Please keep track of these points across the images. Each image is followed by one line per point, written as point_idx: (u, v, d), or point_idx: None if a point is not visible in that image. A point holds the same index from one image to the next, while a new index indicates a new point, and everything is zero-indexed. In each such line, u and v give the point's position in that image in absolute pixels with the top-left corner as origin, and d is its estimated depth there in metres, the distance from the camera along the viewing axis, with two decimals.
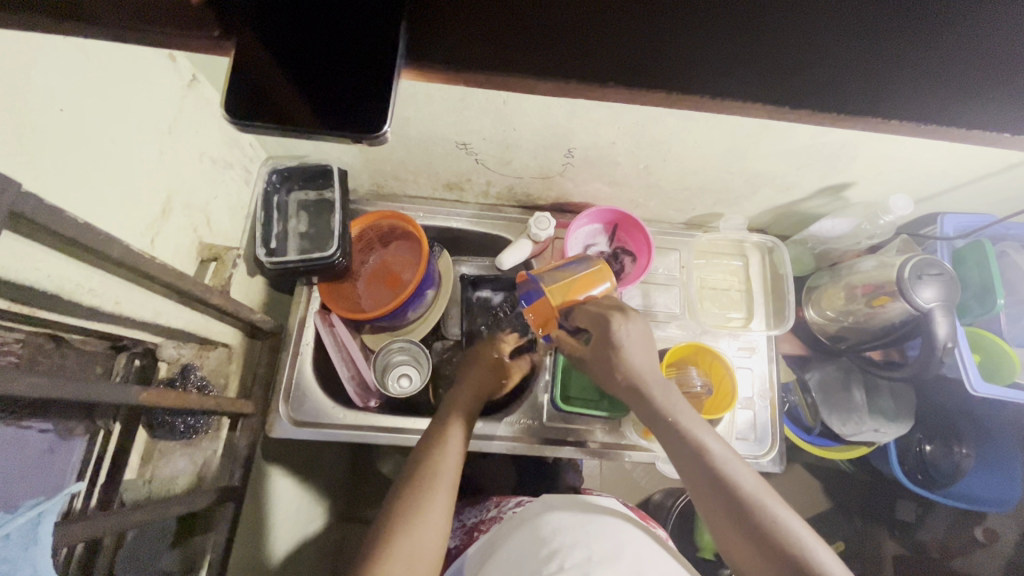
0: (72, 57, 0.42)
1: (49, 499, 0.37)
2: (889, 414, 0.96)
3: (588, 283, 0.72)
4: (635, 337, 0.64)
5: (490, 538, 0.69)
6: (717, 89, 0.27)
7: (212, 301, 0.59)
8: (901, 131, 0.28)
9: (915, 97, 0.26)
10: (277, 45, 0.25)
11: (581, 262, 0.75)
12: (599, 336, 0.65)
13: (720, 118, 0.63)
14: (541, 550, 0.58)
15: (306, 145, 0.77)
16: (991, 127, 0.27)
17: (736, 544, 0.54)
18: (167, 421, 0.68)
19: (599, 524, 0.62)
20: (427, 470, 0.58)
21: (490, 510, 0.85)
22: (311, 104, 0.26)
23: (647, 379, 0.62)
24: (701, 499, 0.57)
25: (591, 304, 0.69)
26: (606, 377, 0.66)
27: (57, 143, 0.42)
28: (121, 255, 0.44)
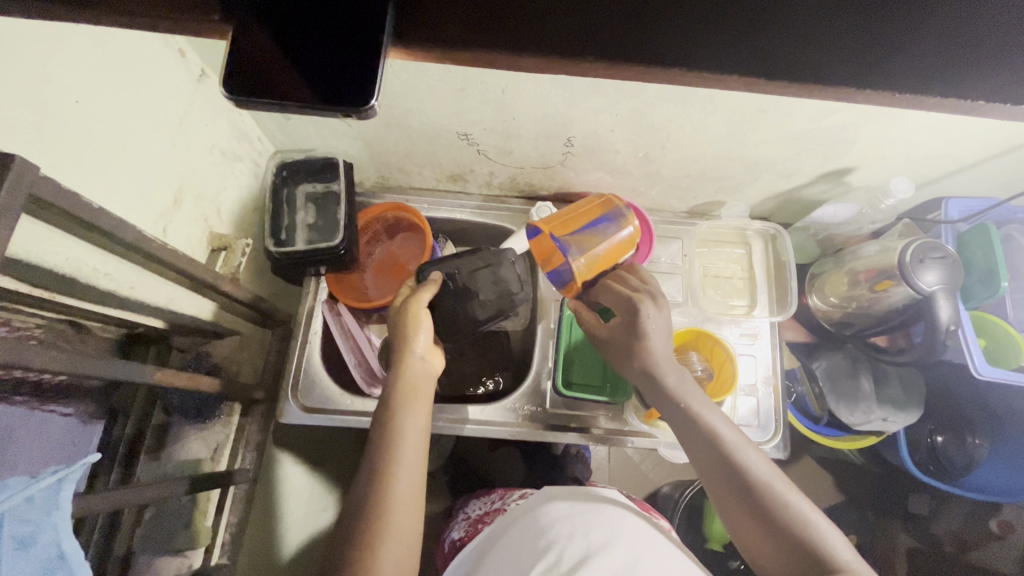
0: (87, 51, 0.44)
1: (69, 466, 0.39)
2: (897, 402, 0.96)
3: (615, 249, 0.76)
4: (658, 326, 0.65)
5: (492, 530, 0.71)
6: (697, 62, 0.28)
7: (222, 288, 0.62)
8: (874, 100, 0.29)
9: (877, 66, 0.27)
10: (275, 25, 0.27)
11: (610, 219, 0.77)
12: (628, 321, 0.66)
13: (717, 102, 0.63)
14: (539, 540, 0.60)
15: (313, 138, 0.79)
16: (957, 92, 0.27)
17: (743, 523, 0.55)
18: (182, 403, 0.71)
19: (597, 513, 0.63)
20: (409, 447, 0.60)
21: (496, 501, 0.86)
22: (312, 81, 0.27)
23: (662, 366, 0.63)
24: (709, 479, 0.58)
25: (615, 282, 0.73)
26: (620, 359, 0.67)
27: (72, 133, 0.44)
28: (134, 238, 0.47)
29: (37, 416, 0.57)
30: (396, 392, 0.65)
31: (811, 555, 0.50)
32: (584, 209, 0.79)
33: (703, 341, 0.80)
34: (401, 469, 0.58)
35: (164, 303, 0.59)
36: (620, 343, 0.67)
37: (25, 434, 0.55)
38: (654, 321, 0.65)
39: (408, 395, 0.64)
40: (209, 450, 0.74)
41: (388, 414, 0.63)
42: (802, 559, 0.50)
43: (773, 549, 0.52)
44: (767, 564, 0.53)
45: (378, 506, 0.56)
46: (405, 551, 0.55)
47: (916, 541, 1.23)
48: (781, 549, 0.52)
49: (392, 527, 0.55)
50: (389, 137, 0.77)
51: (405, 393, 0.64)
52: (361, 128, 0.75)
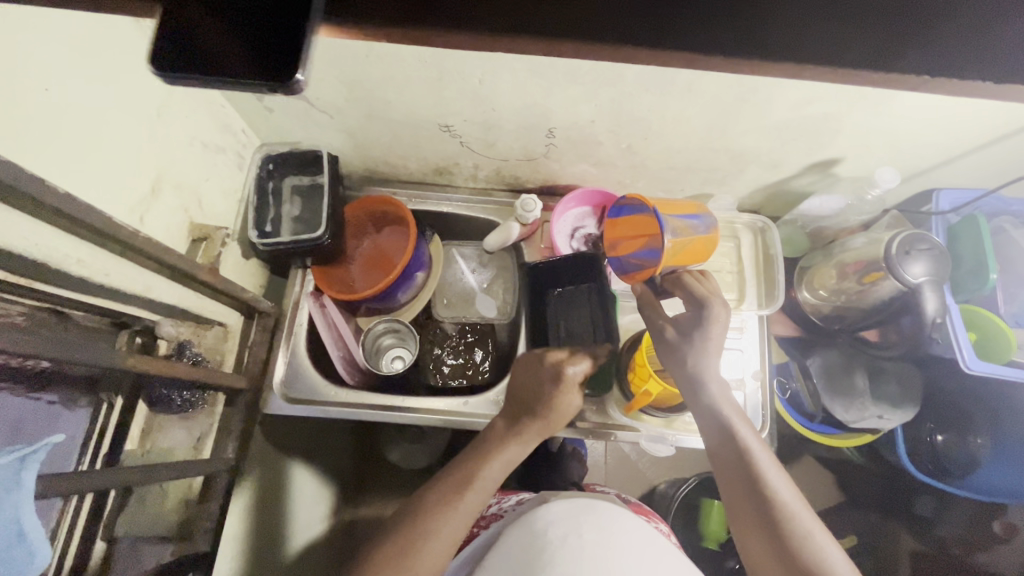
0: (58, 38, 0.45)
1: (32, 446, 0.40)
2: (893, 400, 0.94)
3: (698, 249, 0.76)
4: (718, 335, 0.63)
5: (488, 536, 0.70)
6: (637, 36, 0.27)
7: (200, 276, 0.63)
8: (805, 75, 0.29)
9: (795, 38, 0.27)
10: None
11: (702, 220, 0.78)
12: (689, 323, 0.65)
13: (694, 91, 0.63)
14: (534, 541, 0.60)
15: (297, 131, 0.79)
16: (883, 65, 0.27)
17: (754, 537, 0.56)
18: (163, 395, 0.72)
19: (599, 513, 0.63)
20: (486, 478, 0.63)
21: (491, 504, 0.85)
22: (243, 55, 0.26)
23: (709, 377, 0.62)
24: (727, 488, 0.59)
25: (689, 279, 0.68)
26: (671, 365, 0.65)
27: (42, 120, 0.45)
28: (103, 223, 0.47)
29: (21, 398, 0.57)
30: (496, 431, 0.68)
31: None
32: (680, 204, 0.79)
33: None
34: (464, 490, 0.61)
35: (142, 291, 0.60)
36: (681, 347, 0.64)
37: (17, 419, 0.57)
38: (721, 326, 0.63)
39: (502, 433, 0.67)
40: (192, 439, 0.75)
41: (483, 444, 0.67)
42: None
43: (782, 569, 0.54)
44: None
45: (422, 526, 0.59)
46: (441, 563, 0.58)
47: (918, 542, 1.21)
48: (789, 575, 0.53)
49: (432, 543, 0.58)
50: (372, 130, 0.78)
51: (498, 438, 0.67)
52: (344, 120, 0.76)
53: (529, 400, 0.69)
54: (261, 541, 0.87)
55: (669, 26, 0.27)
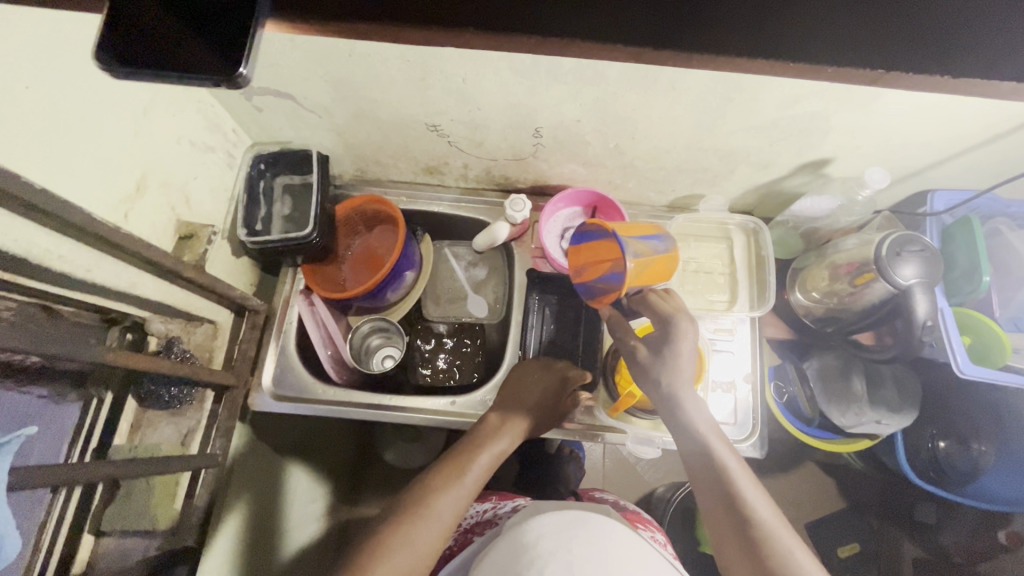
0: (39, 38, 0.46)
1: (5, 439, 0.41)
2: (891, 404, 0.93)
3: (662, 267, 0.73)
4: (689, 349, 0.65)
5: (480, 546, 0.69)
6: (589, 30, 0.27)
7: (186, 274, 0.63)
8: (755, 68, 0.28)
9: (740, 33, 0.26)
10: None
11: (660, 240, 0.75)
12: (659, 339, 0.67)
13: (677, 90, 0.63)
14: (523, 555, 0.59)
15: (287, 131, 0.80)
16: (832, 58, 0.26)
17: (733, 557, 0.54)
18: (153, 391, 0.73)
19: (590, 526, 0.62)
20: (479, 468, 0.64)
21: (486, 510, 0.84)
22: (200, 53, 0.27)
23: (682, 392, 0.63)
24: (708, 507, 0.58)
25: (655, 299, 0.70)
26: (646, 386, 0.66)
27: (23, 117, 0.46)
28: (82, 221, 0.48)
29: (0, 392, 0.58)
30: (475, 436, 0.69)
31: None
32: (638, 225, 0.77)
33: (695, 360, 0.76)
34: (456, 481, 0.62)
35: (127, 288, 0.61)
36: (653, 367, 0.66)
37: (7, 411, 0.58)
38: (689, 341, 0.65)
39: (483, 438, 0.68)
40: (180, 435, 0.75)
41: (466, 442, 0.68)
42: None
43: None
44: None
45: (390, 533, 0.57)
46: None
47: (922, 552, 1.18)
48: None
49: (402, 546, 0.55)
50: (361, 129, 0.78)
51: (479, 440, 0.68)
52: (333, 120, 0.76)
53: (518, 398, 0.74)
54: (252, 538, 0.87)
55: (618, 19, 0.26)
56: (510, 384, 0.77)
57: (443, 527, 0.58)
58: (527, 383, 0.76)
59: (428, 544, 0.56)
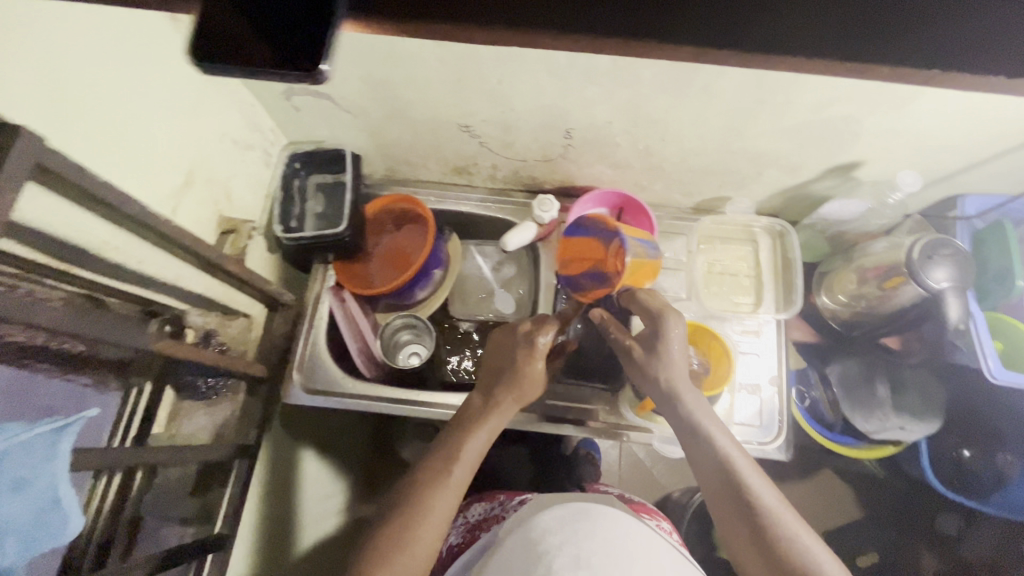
0: (103, 38, 0.48)
1: (70, 417, 0.41)
2: (915, 410, 0.93)
3: (648, 271, 0.79)
4: (679, 339, 0.65)
5: (490, 540, 0.70)
6: (651, 28, 0.28)
7: (228, 268, 0.65)
8: (804, 69, 0.29)
9: (791, 34, 0.28)
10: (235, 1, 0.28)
11: (650, 245, 0.81)
12: (649, 332, 0.67)
13: (711, 92, 0.64)
14: (532, 550, 0.59)
15: (322, 130, 0.82)
16: (883, 57, 0.27)
17: (739, 547, 0.55)
18: (190, 381, 0.76)
19: (594, 518, 0.62)
20: (470, 454, 0.64)
21: (496, 506, 0.85)
22: (264, 53, 0.27)
23: (679, 386, 0.63)
24: (712, 498, 0.58)
25: (640, 297, 0.71)
26: (642, 381, 0.67)
27: (87, 114, 0.48)
28: (141, 215, 0.50)
29: (33, 379, 0.57)
30: (461, 421, 0.68)
31: None
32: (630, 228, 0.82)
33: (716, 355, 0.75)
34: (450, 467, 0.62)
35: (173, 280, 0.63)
36: (648, 364, 0.66)
37: (48, 399, 0.59)
38: (679, 334, 0.65)
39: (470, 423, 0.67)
40: (214, 425, 0.78)
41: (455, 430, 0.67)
42: None
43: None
44: None
45: (396, 531, 0.57)
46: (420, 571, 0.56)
47: None
48: None
49: (409, 547, 0.56)
50: (394, 130, 0.80)
51: (465, 425, 0.67)
52: (367, 120, 0.78)
53: (502, 372, 0.71)
54: (273, 530, 0.89)
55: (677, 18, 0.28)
56: (491, 356, 0.74)
57: (441, 522, 0.59)
58: (506, 350, 0.72)
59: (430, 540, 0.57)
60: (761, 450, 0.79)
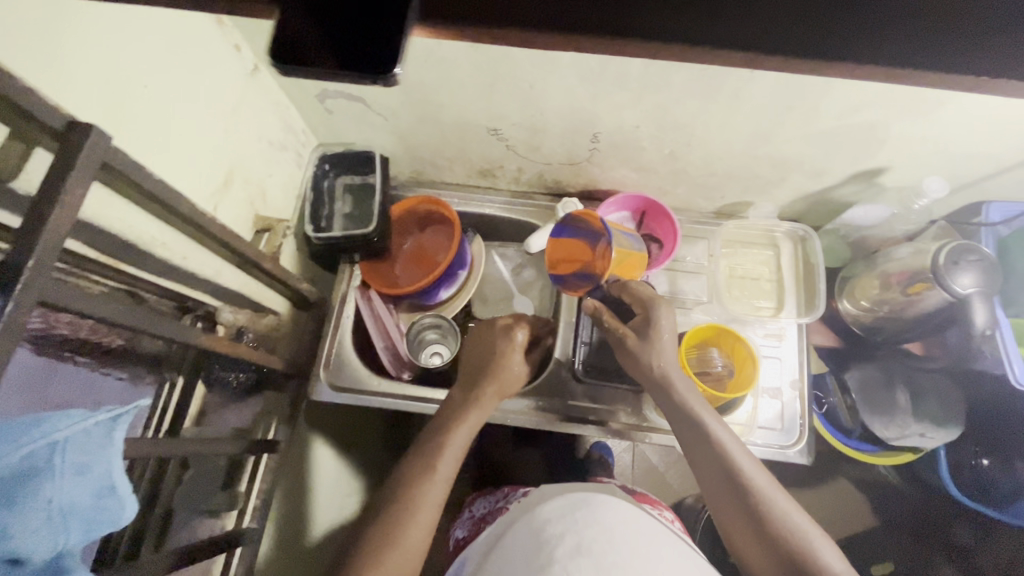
0: (157, 39, 0.50)
1: (122, 407, 0.42)
2: (936, 418, 0.92)
3: (634, 263, 0.80)
4: (669, 329, 0.68)
5: (494, 531, 0.71)
6: None
7: (264, 265, 0.67)
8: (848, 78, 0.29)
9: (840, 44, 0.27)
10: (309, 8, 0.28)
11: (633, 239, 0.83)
12: (640, 323, 0.70)
13: (740, 97, 0.65)
14: (535, 540, 0.60)
15: (351, 132, 0.84)
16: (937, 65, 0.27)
17: (736, 528, 0.58)
18: (221, 376, 0.78)
19: (592, 506, 0.64)
20: (456, 443, 0.65)
21: (500, 499, 0.86)
22: (341, 60, 0.29)
23: (673, 376, 0.66)
24: (707, 484, 0.61)
25: (629, 285, 0.74)
26: (635, 371, 0.69)
27: (142, 113, 0.50)
28: (190, 212, 0.52)
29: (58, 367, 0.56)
30: (445, 412, 0.70)
31: (801, 564, 0.53)
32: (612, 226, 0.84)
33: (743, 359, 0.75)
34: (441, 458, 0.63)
35: (212, 276, 0.65)
36: (642, 353, 0.68)
37: (86, 390, 0.60)
38: (670, 324, 0.68)
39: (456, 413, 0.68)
40: (246, 420, 0.81)
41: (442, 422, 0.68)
42: (791, 565, 0.53)
43: (771, 564, 0.55)
44: (761, 568, 0.56)
45: (393, 516, 0.58)
46: (416, 552, 0.57)
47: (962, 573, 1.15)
48: (773, 557, 0.55)
49: (406, 531, 0.57)
50: (422, 132, 0.82)
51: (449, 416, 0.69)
52: (397, 122, 0.80)
53: (485, 368, 0.73)
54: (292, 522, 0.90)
55: None
56: (472, 350, 0.77)
57: (433, 510, 0.60)
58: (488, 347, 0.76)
59: (425, 526, 0.59)
60: (782, 453, 0.79)
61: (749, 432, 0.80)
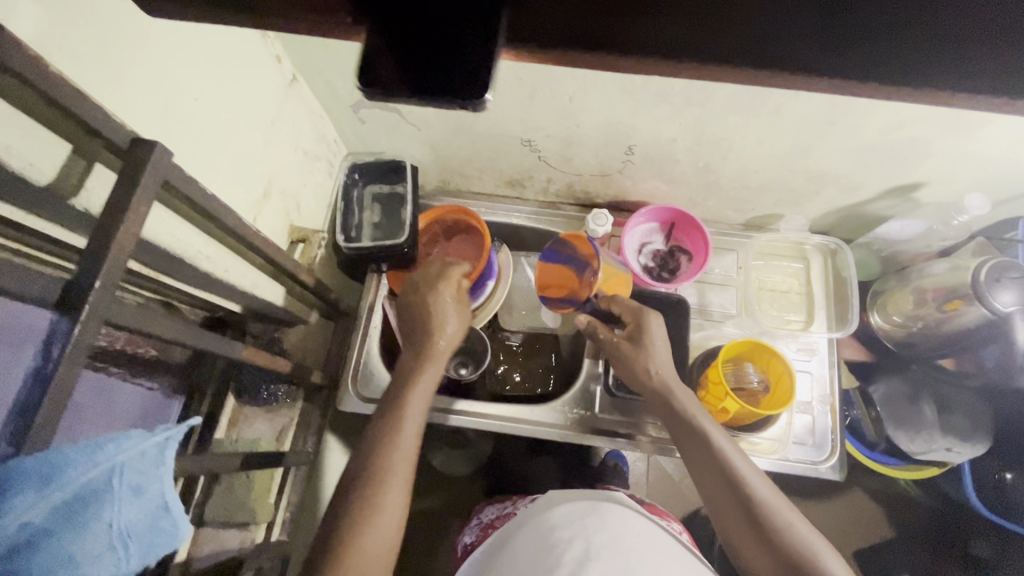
0: (208, 51, 0.50)
1: (174, 426, 0.39)
2: (963, 431, 0.88)
3: (621, 280, 0.80)
4: (661, 335, 0.69)
5: (498, 535, 0.70)
6: None
7: (300, 277, 0.66)
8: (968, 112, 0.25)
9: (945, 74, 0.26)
10: (392, 39, 0.28)
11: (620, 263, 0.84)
12: (631, 329, 0.71)
13: (783, 113, 0.64)
14: (543, 543, 0.60)
15: (382, 142, 0.83)
16: None
17: (738, 536, 0.57)
18: (253, 386, 0.77)
19: (603, 514, 0.64)
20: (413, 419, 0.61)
21: (508, 504, 0.86)
22: (427, 91, 0.28)
23: (671, 383, 0.66)
24: (708, 492, 0.60)
25: (614, 300, 0.74)
26: (632, 377, 0.69)
27: (192, 125, 0.50)
28: (237, 227, 0.51)
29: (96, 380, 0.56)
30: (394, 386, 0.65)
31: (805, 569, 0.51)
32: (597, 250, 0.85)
33: (785, 383, 0.72)
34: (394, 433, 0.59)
35: (249, 288, 0.64)
36: (636, 359, 0.69)
37: (120, 401, 0.60)
38: (660, 328, 0.69)
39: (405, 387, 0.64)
40: (273, 431, 0.79)
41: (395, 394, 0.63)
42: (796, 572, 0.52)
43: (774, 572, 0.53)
44: None
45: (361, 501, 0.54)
46: (392, 538, 0.54)
47: None
48: (776, 564, 0.53)
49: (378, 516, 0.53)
50: (454, 142, 0.81)
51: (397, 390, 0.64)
52: (430, 132, 0.79)
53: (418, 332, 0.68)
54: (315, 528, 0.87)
55: None
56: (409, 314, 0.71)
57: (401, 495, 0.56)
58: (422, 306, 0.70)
59: (397, 513, 0.55)
60: (814, 469, 0.79)
61: (782, 448, 0.79)
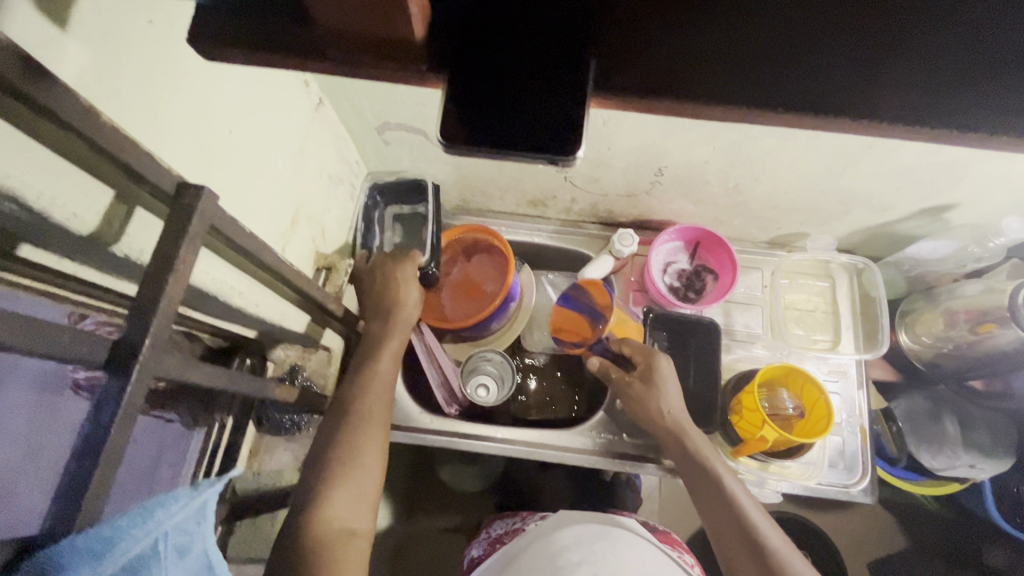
0: (244, 82, 0.48)
1: (209, 484, 0.36)
2: (986, 448, 0.86)
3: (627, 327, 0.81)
4: (671, 375, 0.69)
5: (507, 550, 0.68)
6: (907, 113, 0.26)
7: (328, 306, 0.64)
8: None
9: None
10: (479, 90, 0.27)
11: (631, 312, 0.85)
12: (641, 369, 0.70)
13: (823, 136, 0.63)
14: (550, 562, 0.59)
15: (404, 162, 0.82)
16: None
17: None
18: (276, 417, 0.73)
19: (614, 541, 0.62)
20: (381, 389, 0.61)
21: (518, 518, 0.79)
22: (512, 143, 0.27)
23: (683, 424, 0.66)
24: (721, 538, 0.58)
25: (626, 342, 0.74)
26: (641, 416, 0.68)
27: (226, 159, 0.48)
28: (273, 262, 0.49)
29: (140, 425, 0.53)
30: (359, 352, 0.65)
31: None
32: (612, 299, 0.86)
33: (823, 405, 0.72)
34: (365, 436, 0.56)
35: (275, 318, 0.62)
36: (647, 398, 0.68)
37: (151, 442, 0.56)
38: (669, 367, 0.69)
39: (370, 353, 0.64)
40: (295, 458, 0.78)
41: (358, 389, 0.60)
42: None
43: None
44: None
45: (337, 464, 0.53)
46: (368, 494, 0.53)
47: None
48: None
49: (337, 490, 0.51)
50: (479, 163, 0.80)
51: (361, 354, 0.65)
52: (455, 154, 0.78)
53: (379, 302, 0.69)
54: None
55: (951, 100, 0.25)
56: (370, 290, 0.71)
57: (372, 469, 0.55)
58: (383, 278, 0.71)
59: (368, 491, 0.54)
60: (846, 491, 0.77)
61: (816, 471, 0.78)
